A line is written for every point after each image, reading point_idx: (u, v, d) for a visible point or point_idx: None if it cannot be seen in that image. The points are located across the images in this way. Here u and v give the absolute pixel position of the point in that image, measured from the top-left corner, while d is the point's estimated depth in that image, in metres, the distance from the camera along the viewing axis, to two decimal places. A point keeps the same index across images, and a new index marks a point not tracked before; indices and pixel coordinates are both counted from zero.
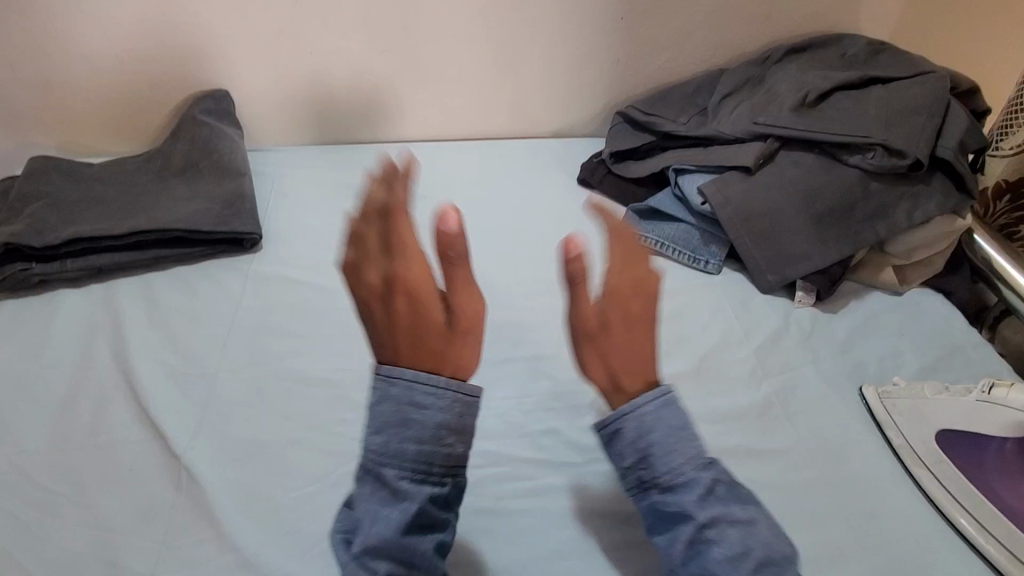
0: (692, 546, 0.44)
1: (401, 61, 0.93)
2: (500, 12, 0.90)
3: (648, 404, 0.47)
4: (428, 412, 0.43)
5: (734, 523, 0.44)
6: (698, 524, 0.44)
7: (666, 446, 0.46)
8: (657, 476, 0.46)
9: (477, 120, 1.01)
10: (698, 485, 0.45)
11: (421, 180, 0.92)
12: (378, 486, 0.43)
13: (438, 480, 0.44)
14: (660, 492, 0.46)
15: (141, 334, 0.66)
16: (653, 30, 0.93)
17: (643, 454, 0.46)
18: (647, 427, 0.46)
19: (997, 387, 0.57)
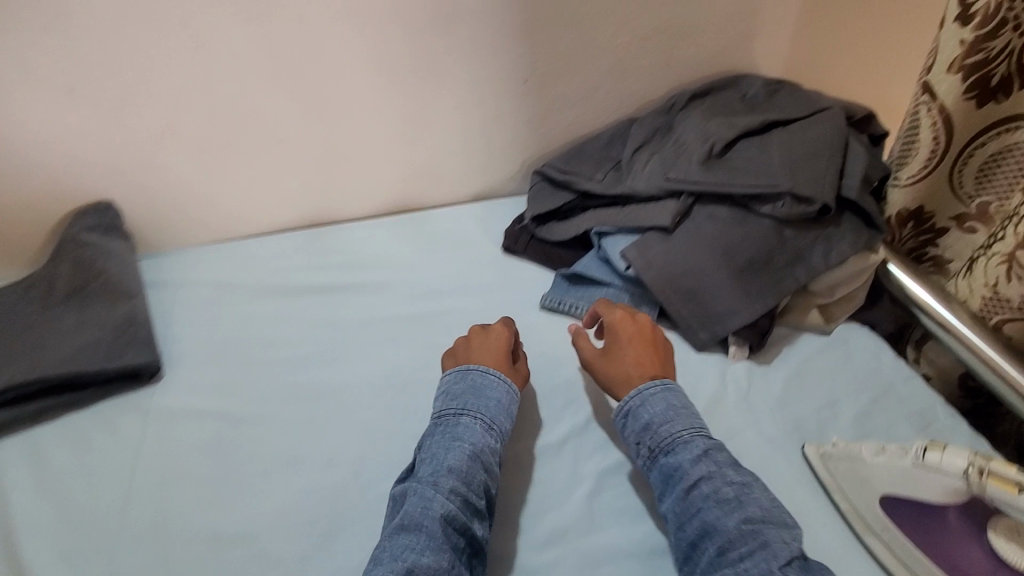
0: (691, 501, 0.57)
1: (303, 147, 0.88)
2: (400, 88, 0.86)
3: (655, 388, 0.64)
4: (494, 389, 0.65)
5: (725, 479, 0.57)
6: (693, 479, 0.58)
7: (665, 419, 0.62)
8: (659, 445, 0.61)
9: (392, 196, 0.98)
10: (694, 446, 0.59)
11: (340, 265, 0.87)
12: (452, 433, 0.61)
13: (495, 437, 0.62)
14: (663, 457, 0.60)
15: (30, 511, 0.60)
16: (559, 89, 0.91)
17: (649, 426, 0.62)
18: (653, 403, 0.63)
19: (929, 452, 0.55)
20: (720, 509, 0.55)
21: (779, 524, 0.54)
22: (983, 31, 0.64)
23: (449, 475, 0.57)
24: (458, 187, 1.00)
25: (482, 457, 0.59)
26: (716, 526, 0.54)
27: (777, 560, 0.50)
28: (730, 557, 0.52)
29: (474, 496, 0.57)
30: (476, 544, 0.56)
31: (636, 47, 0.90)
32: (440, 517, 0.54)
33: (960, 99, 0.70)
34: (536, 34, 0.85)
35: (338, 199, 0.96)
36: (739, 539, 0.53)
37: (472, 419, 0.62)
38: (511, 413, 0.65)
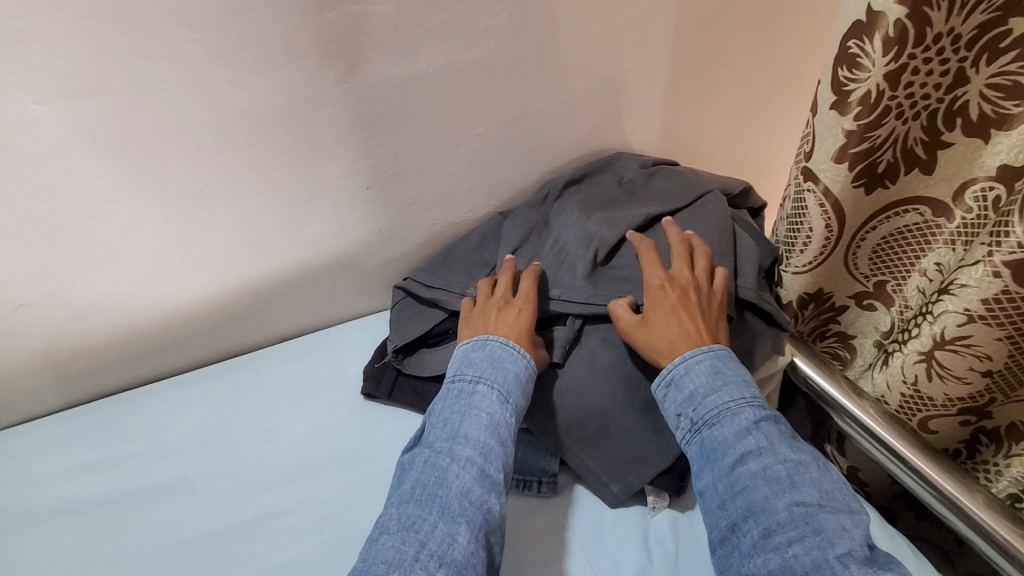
0: (736, 478, 0.51)
1: (62, 312, 0.65)
2: (191, 219, 0.65)
3: (703, 355, 0.59)
4: (512, 360, 0.61)
5: (777, 456, 0.52)
6: (739, 453, 0.52)
7: (712, 387, 0.57)
8: (703, 417, 0.56)
9: (214, 340, 0.77)
10: (743, 418, 0.54)
11: (136, 458, 0.66)
12: (468, 401, 0.58)
13: (511, 409, 0.58)
14: (706, 430, 0.55)
15: None
16: (410, 191, 0.75)
17: (691, 396, 0.57)
18: (695, 370, 0.58)
19: None
20: (769, 488, 0.50)
21: (837, 509, 0.48)
22: (864, 121, 0.58)
23: (464, 445, 0.55)
24: (308, 312, 0.81)
25: (498, 426, 0.57)
26: (762, 508, 0.49)
27: (834, 550, 0.45)
28: (775, 540, 0.47)
29: (492, 468, 0.54)
30: (496, 517, 0.53)
31: (500, 136, 0.76)
32: (455, 491, 0.52)
33: (850, 186, 0.64)
34: (374, 135, 0.68)
35: (143, 353, 0.73)
36: (789, 523, 0.48)
37: (487, 387, 0.59)
38: (529, 383, 0.61)
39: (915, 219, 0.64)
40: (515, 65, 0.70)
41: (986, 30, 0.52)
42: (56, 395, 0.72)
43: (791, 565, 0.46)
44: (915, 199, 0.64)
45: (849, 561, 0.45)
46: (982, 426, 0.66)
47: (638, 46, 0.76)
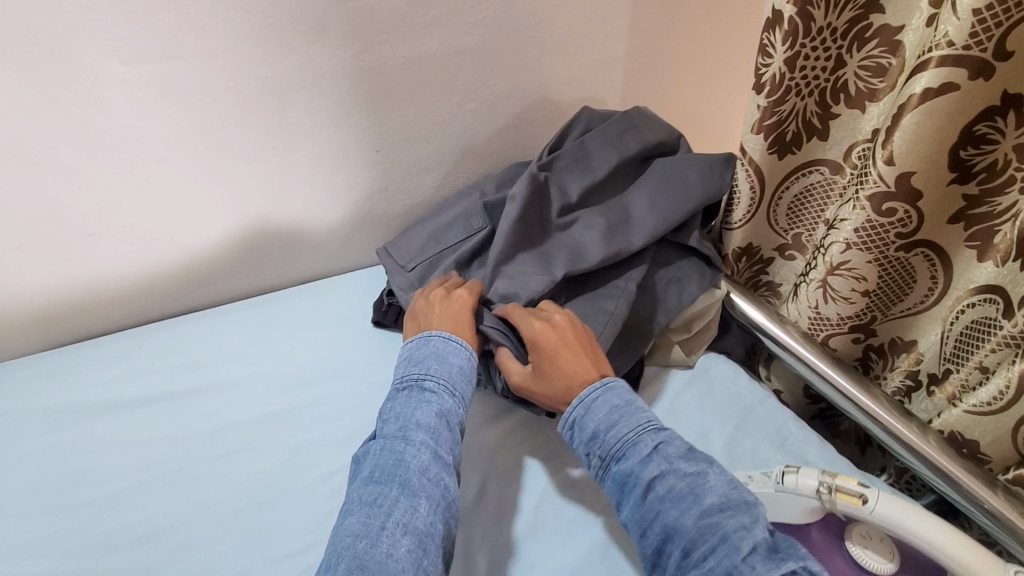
0: (649, 505, 0.56)
1: (122, 241, 0.77)
2: (235, 168, 0.79)
3: (595, 392, 0.65)
4: (454, 358, 0.68)
5: (678, 474, 0.57)
6: (647, 481, 0.57)
7: (611, 422, 0.62)
8: (609, 452, 0.61)
9: (242, 278, 0.89)
10: (643, 445, 0.60)
11: (182, 364, 0.76)
12: (420, 395, 0.63)
13: (457, 401, 0.64)
14: (615, 465, 0.60)
15: None
16: (412, 154, 0.90)
17: (594, 435, 0.62)
18: (593, 409, 0.64)
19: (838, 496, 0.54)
20: (677, 507, 0.55)
21: (736, 511, 0.54)
22: (773, 97, 0.74)
23: (419, 431, 0.60)
24: (321, 259, 0.94)
25: (447, 416, 0.62)
26: (678, 529, 0.54)
27: (739, 553, 0.50)
28: (696, 559, 0.52)
29: (444, 450, 0.59)
30: (449, 496, 0.58)
31: (485, 113, 0.92)
32: (413, 469, 0.57)
33: (765, 153, 0.79)
34: (382, 105, 0.83)
35: (178, 285, 0.85)
36: (700, 537, 0.53)
37: (434, 383, 0.64)
38: (471, 379, 0.68)
39: (818, 178, 0.81)
40: (499, 52, 0.86)
41: (855, 23, 0.69)
42: (102, 322, 0.83)
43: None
44: (818, 161, 0.80)
45: (753, 560, 0.50)
46: (870, 343, 0.82)
47: (601, 40, 0.93)
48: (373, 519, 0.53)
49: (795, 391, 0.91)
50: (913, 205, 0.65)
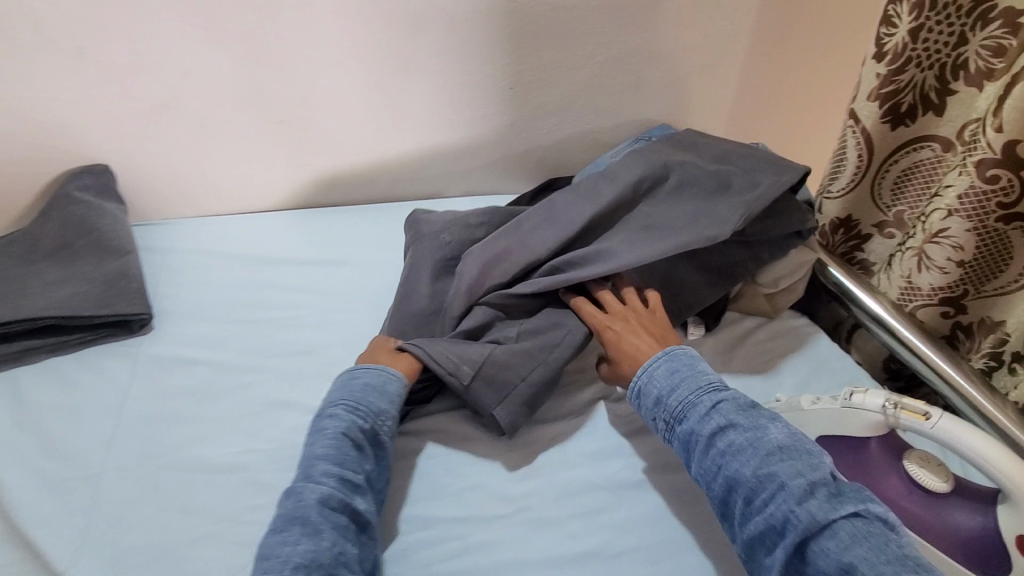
0: (711, 459, 0.56)
1: (298, 131, 0.91)
2: (398, 83, 0.91)
3: (655, 359, 0.64)
4: (363, 377, 0.62)
5: (738, 430, 0.56)
6: (707, 437, 0.57)
7: (671, 384, 0.61)
8: (671, 414, 0.60)
9: (379, 186, 1.01)
10: (703, 402, 0.59)
11: (327, 241, 0.89)
12: (320, 424, 0.58)
13: (365, 416, 0.59)
14: (678, 425, 0.59)
15: (11, 434, 0.60)
16: (541, 96, 1.00)
17: (656, 398, 0.62)
18: (653, 371, 0.63)
19: (906, 414, 0.59)
20: (738, 459, 0.54)
21: (795, 460, 0.53)
22: (893, 66, 0.78)
23: (320, 462, 0.54)
24: (444, 182, 1.05)
25: (352, 436, 0.57)
26: (738, 480, 0.53)
27: (796, 499, 0.50)
28: (758, 506, 0.51)
29: (348, 473, 0.54)
30: (361, 520, 0.53)
31: (612, 67, 1.01)
32: (314, 501, 0.51)
33: (877, 123, 0.83)
34: (527, 44, 0.94)
35: (331, 182, 0.98)
36: (760, 485, 0.52)
37: (335, 406, 0.59)
38: (390, 394, 0.62)
39: (928, 154, 0.83)
40: (635, 11, 0.96)
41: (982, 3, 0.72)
42: (266, 203, 0.96)
43: (772, 523, 0.50)
44: (930, 137, 0.82)
45: (810, 505, 0.49)
46: (958, 321, 0.83)
47: (727, 11, 1.00)
48: (287, 545, 0.48)
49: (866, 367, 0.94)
50: (1018, 175, 0.68)
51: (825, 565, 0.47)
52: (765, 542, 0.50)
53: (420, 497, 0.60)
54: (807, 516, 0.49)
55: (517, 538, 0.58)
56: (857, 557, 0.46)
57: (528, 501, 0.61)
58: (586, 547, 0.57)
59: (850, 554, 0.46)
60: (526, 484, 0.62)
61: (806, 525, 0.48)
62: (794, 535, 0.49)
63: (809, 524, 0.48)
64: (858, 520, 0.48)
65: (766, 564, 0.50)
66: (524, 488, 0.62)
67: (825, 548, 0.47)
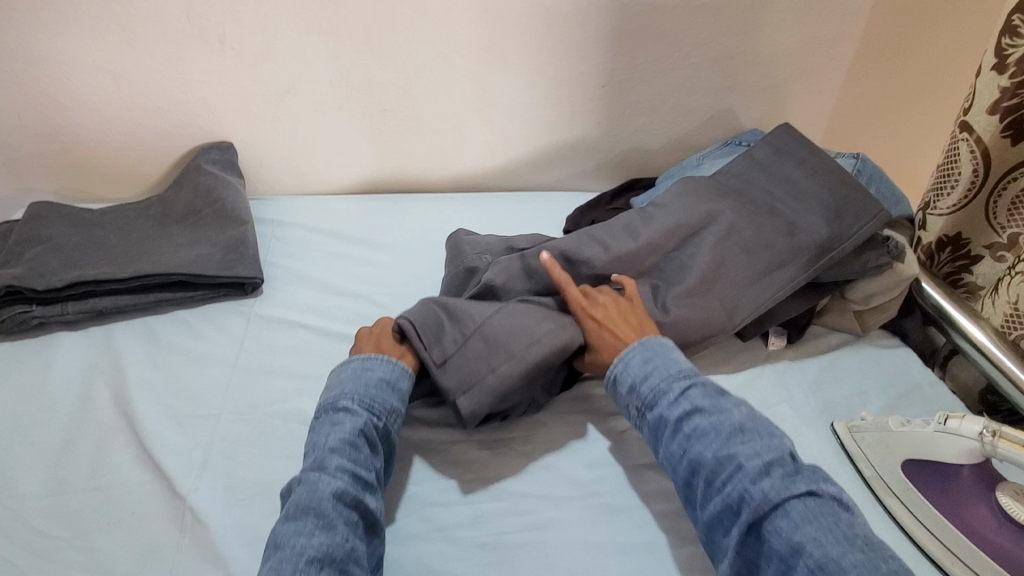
0: (676, 443, 0.57)
1: (400, 120, 0.96)
2: (495, 78, 0.95)
3: (634, 345, 0.65)
4: (375, 372, 0.63)
5: (703, 414, 0.57)
6: (675, 423, 0.58)
7: (642, 370, 0.63)
8: (642, 400, 0.61)
9: (467, 178, 1.06)
10: (672, 388, 0.60)
11: (418, 227, 0.94)
12: (333, 418, 0.58)
13: (376, 415, 0.59)
14: (648, 412, 0.60)
15: (144, 372, 0.68)
16: (632, 95, 1.01)
17: (630, 385, 0.63)
18: (626, 357, 0.64)
19: (1002, 441, 0.56)
20: (703, 442, 0.55)
21: (756, 443, 0.54)
22: (1017, 79, 0.73)
23: (333, 455, 0.55)
24: (530, 176, 1.08)
25: (366, 433, 0.57)
26: (699, 461, 0.55)
27: (750, 478, 0.51)
28: (718, 486, 0.53)
29: (363, 470, 0.54)
30: (371, 519, 0.53)
31: (707, 69, 1.01)
32: (328, 495, 0.51)
33: (996, 137, 0.78)
34: (624, 44, 0.95)
35: (425, 170, 1.03)
36: (720, 467, 0.53)
37: (350, 401, 0.59)
38: (401, 391, 0.63)
39: None
40: (736, 13, 0.95)
41: None
42: (364, 186, 1.03)
43: (728, 502, 0.51)
44: None
45: (764, 484, 0.50)
46: None
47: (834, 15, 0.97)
48: (301, 536, 0.48)
49: (964, 398, 0.89)
50: None
51: (777, 543, 0.48)
52: (722, 522, 0.51)
53: (494, 470, 0.63)
54: (761, 494, 0.50)
55: (585, 520, 0.59)
56: (808, 538, 0.47)
57: (597, 488, 0.62)
58: (652, 538, 0.58)
59: (801, 533, 0.48)
60: (596, 471, 0.63)
61: (760, 502, 0.50)
62: (749, 513, 0.50)
63: (762, 501, 0.50)
64: (810, 499, 0.50)
65: (723, 545, 0.51)
66: (594, 474, 0.63)
67: (779, 528, 0.48)
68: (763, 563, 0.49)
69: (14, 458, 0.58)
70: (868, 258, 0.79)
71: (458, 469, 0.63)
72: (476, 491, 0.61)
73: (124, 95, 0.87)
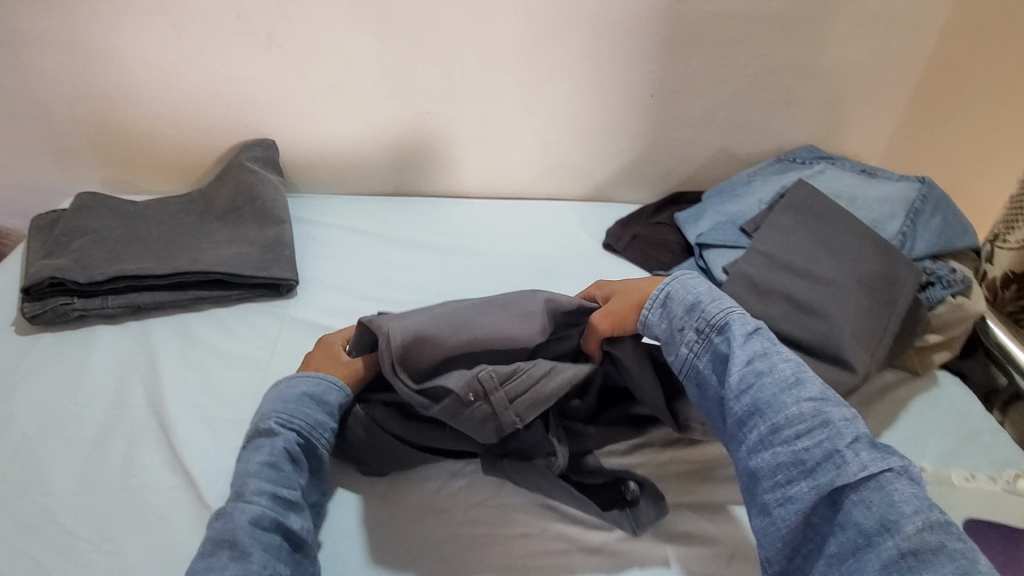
0: (746, 378, 0.55)
1: (442, 123, 0.94)
2: (541, 84, 0.92)
3: (687, 277, 0.65)
4: (301, 386, 0.61)
5: (781, 358, 0.55)
6: (748, 357, 0.56)
7: (711, 299, 0.61)
8: (709, 325, 0.59)
9: (506, 184, 1.04)
10: (746, 322, 0.58)
11: (454, 234, 0.93)
12: (256, 441, 0.56)
13: (298, 431, 0.58)
14: (713, 339, 0.59)
15: (177, 371, 0.67)
16: (682, 106, 0.97)
17: (694, 308, 0.61)
18: (684, 285, 0.64)
19: None
20: (778, 386, 0.53)
21: (838, 404, 0.52)
22: None
23: (253, 480, 0.53)
24: (571, 185, 1.05)
25: (286, 451, 0.56)
26: (771, 405, 0.52)
27: (843, 439, 0.49)
28: (792, 436, 0.50)
29: (283, 490, 0.53)
30: (296, 539, 0.52)
31: (762, 81, 0.96)
32: (246, 522, 0.50)
33: None
34: (677, 53, 0.91)
35: (463, 174, 1.01)
36: (798, 418, 0.51)
37: (268, 419, 0.58)
38: (328, 404, 0.61)
39: None
40: (799, 23, 0.90)
41: None
42: (403, 188, 1.02)
43: (804, 458, 0.49)
44: None
45: (855, 449, 0.48)
46: None
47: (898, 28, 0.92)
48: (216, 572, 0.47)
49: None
50: None
51: (860, 515, 0.46)
52: (788, 473, 0.50)
53: (522, 497, 0.61)
54: (855, 459, 0.47)
55: (617, 558, 0.56)
56: (901, 516, 0.45)
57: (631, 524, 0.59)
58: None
59: (889, 510, 0.45)
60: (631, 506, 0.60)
61: (850, 468, 0.47)
62: (830, 474, 0.48)
63: (853, 467, 0.47)
64: (901, 478, 0.47)
65: (784, 495, 0.49)
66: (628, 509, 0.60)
67: (867, 499, 0.46)
68: (830, 526, 0.48)
69: (48, 452, 0.59)
70: (929, 294, 0.80)
71: (486, 492, 0.61)
72: (503, 517, 0.59)
73: (172, 89, 0.87)
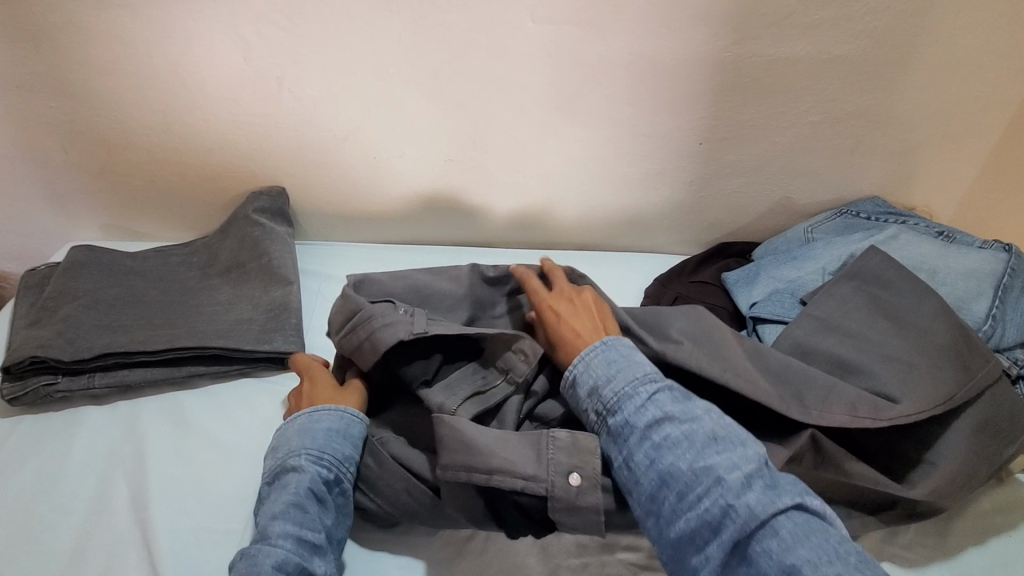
0: (644, 452, 0.49)
1: (467, 171, 0.86)
2: (576, 131, 0.83)
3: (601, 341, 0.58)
4: (325, 420, 0.58)
5: (675, 423, 0.50)
6: (643, 430, 0.50)
7: (608, 377, 0.54)
8: (606, 406, 0.53)
9: (535, 234, 0.95)
10: (640, 393, 0.52)
11: None
12: (282, 478, 0.54)
13: (325, 466, 0.55)
14: (611, 419, 0.52)
15: (165, 466, 0.61)
16: (732, 154, 0.87)
17: (593, 389, 0.54)
18: (584, 360, 0.56)
19: None
20: (671, 452, 0.48)
21: (730, 449, 0.47)
22: None
23: (278, 521, 0.51)
24: (606, 234, 0.96)
25: (312, 490, 0.53)
26: (670, 475, 0.47)
27: (731, 490, 0.45)
28: (692, 501, 0.46)
29: (308, 532, 0.51)
30: None
31: (825, 129, 0.85)
32: (269, 565, 0.48)
33: None
34: (731, 101, 0.82)
35: (489, 223, 0.93)
36: (694, 480, 0.46)
37: (297, 455, 0.55)
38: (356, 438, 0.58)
39: None
40: (871, 69, 0.80)
41: None
42: (423, 236, 0.94)
43: (706, 519, 0.44)
44: None
45: (748, 497, 0.44)
46: None
47: (985, 74, 0.81)
48: None
49: None
50: None
51: (766, 566, 0.42)
52: (695, 541, 0.45)
53: None
54: (745, 508, 0.43)
55: None
56: (801, 558, 0.41)
57: None
58: None
59: (793, 555, 0.41)
60: None
61: (745, 519, 0.43)
62: (730, 531, 0.43)
63: (747, 516, 0.43)
64: (797, 514, 0.43)
65: (693, 565, 0.45)
66: None
67: (768, 548, 0.42)
68: None
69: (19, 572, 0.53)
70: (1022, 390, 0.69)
71: None
72: None
73: (175, 135, 0.80)
